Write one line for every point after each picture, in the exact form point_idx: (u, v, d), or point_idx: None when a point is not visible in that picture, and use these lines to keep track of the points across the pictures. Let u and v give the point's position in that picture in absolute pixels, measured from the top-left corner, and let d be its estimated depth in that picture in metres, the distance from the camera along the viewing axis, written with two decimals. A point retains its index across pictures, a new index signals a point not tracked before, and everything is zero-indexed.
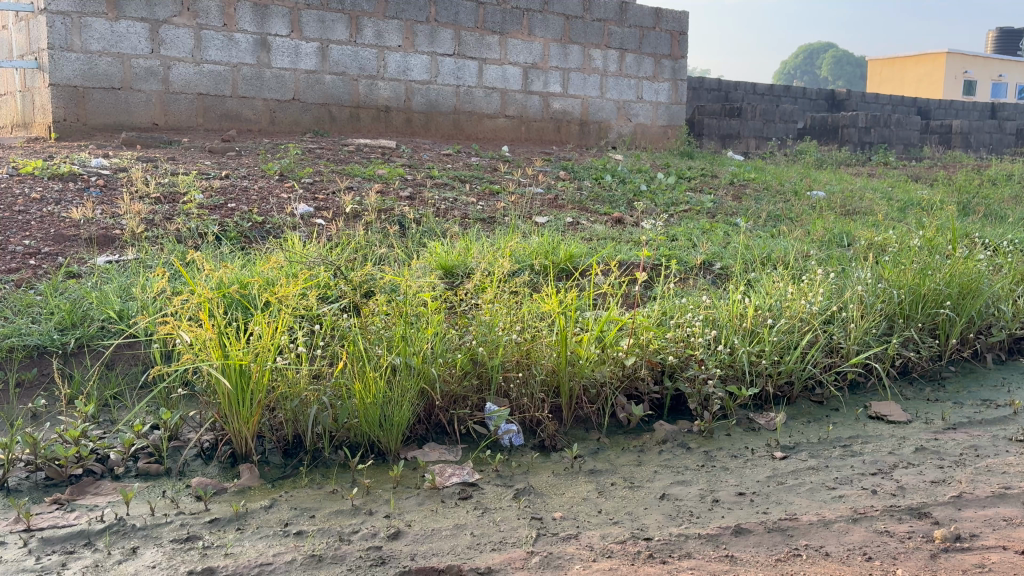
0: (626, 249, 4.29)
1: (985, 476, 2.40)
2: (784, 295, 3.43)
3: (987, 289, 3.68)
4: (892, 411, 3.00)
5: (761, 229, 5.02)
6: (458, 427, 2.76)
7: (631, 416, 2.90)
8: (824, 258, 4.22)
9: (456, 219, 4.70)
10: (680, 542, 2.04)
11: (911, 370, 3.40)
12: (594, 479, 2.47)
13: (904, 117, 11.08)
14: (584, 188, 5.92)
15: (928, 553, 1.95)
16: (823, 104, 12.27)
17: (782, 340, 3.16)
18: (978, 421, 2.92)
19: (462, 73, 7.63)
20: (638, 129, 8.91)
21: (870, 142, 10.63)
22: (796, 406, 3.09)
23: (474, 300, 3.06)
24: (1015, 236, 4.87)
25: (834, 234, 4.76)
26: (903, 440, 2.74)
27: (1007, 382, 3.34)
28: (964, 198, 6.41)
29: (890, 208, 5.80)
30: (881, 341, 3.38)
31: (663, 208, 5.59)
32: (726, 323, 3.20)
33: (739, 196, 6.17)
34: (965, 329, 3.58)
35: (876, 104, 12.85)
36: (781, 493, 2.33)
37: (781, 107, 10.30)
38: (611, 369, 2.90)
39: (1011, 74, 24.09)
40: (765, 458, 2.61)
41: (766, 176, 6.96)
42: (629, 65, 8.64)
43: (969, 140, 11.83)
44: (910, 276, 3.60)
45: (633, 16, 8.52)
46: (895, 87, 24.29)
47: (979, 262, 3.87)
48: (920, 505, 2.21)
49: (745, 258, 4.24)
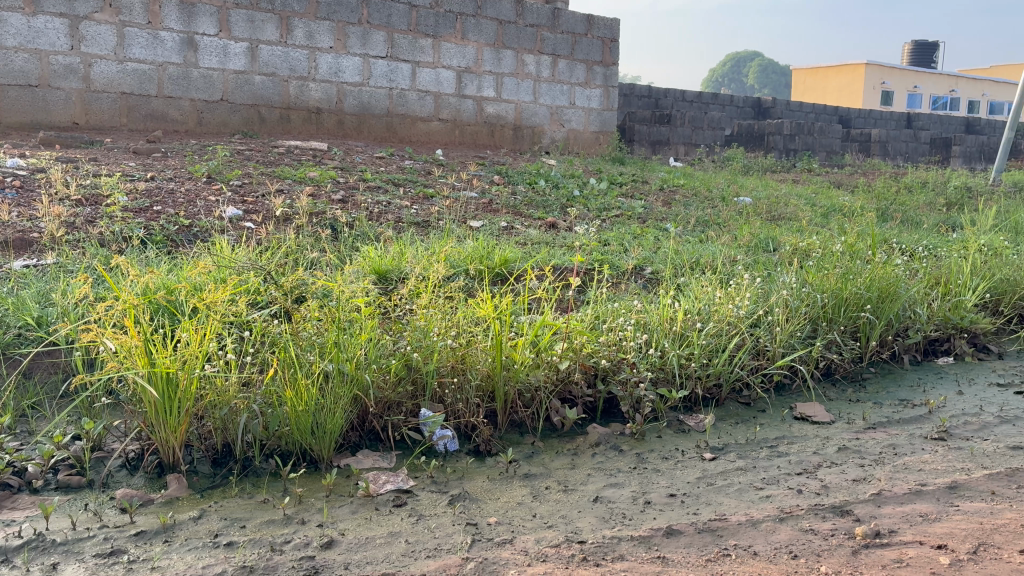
0: (560, 253, 4.33)
1: (903, 473, 2.50)
2: (712, 299, 3.51)
3: (904, 293, 3.82)
4: (816, 412, 3.10)
5: (690, 234, 5.13)
6: (392, 434, 2.74)
7: (565, 419, 2.93)
8: (750, 263, 4.33)
9: (389, 222, 4.68)
10: (613, 545, 2.07)
11: (834, 371, 3.52)
12: (529, 483, 2.49)
13: (826, 125, 11.43)
14: (519, 193, 5.95)
15: (850, 549, 2.00)
16: (750, 112, 12.57)
17: (710, 343, 3.24)
18: (896, 420, 3.03)
19: (395, 75, 7.59)
20: (571, 135, 8.97)
21: (794, 149, 10.93)
22: (724, 408, 3.15)
23: (408, 304, 3.06)
24: (930, 242, 5.08)
25: (760, 238, 4.89)
26: (827, 440, 2.84)
27: (923, 382, 3.49)
28: (882, 205, 6.65)
29: (813, 214, 5.98)
30: (804, 343, 3.49)
31: (596, 213, 5.66)
32: (657, 326, 3.25)
33: (669, 202, 6.26)
34: (884, 331, 3.71)
35: (800, 112, 13.23)
36: (710, 493, 2.39)
37: (710, 115, 10.50)
38: (545, 373, 2.93)
39: (925, 85, 25.07)
40: (695, 459, 2.67)
41: (694, 182, 7.10)
42: (562, 70, 8.70)
43: (887, 148, 12.25)
44: (832, 280, 3.72)
45: (565, 22, 8.58)
46: (818, 96, 25.12)
47: (897, 266, 4.01)
48: (842, 503, 2.29)
49: (675, 262, 4.32)
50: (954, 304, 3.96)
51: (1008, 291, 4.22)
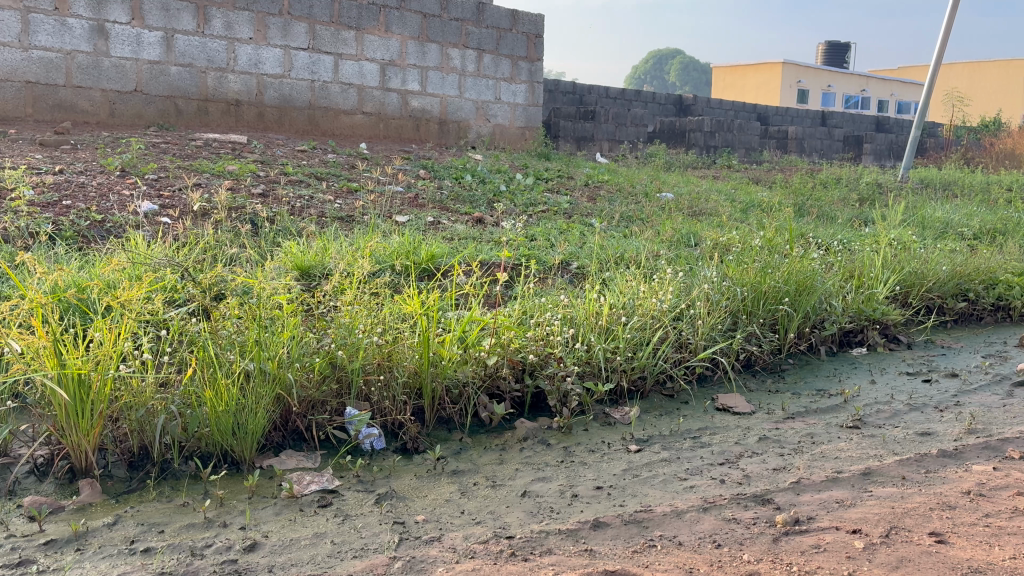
0: (487, 248, 4.32)
1: (820, 461, 2.57)
2: (636, 293, 3.56)
3: (820, 286, 3.93)
4: (737, 403, 3.17)
5: (614, 229, 5.18)
6: (317, 433, 2.69)
7: (493, 415, 2.92)
8: (673, 257, 4.40)
9: (312, 217, 4.59)
10: (541, 539, 2.07)
11: (754, 363, 3.60)
12: (456, 480, 2.48)
13: (745, 123, 11.69)
14: (445, 188, 5.92)
15: (771, 537, 2.05)
16: (672, 109, 12.79)
17: (635, 337, 3.28)
18: (813, 410, 3.12)
19: (317, 67, 7.46)
20: (496, 130, 8.97)
21: (714, 145, 11.16)
22: (649, 400, 3.20)
23: (333, 301, 3.01)
24: (843, 236, 5.25)
25: (683, 234, 4.97)
26: (748, 430, 2.90)
27: (838, 372, 3.60)
28: (799, 200, 6.84)
29: (734, 209, 6.12)
30: (726, 336, 3.57)
31: (522, 208, 5.67)
32: (583, 321, 3.28)
33: (594, 198, 6.32)
34: (801, 323, 3.82)
35: (720, 109, 13.53)
36: (636, 485, 2.42)
37: (633, 111, 10.64)
38: (473, 369, 2.91)
39: (837, 85, 25.91)
40: (621, 452, 2.70)
41: (618, 178, 7.17)
42: (487, 65, 8.69)
43: (803, 145, 12.61)
44: (752, 274, 3.81)
45: (490, 17, 8.56)
46: (737, 94, 25.72)
47: (813, 260, 4.13)
48: (763, 492, 2.34)
49: (600, 257, 4.36)
50: (867, 297, 4.10)
51: (917, 284, 4.39)
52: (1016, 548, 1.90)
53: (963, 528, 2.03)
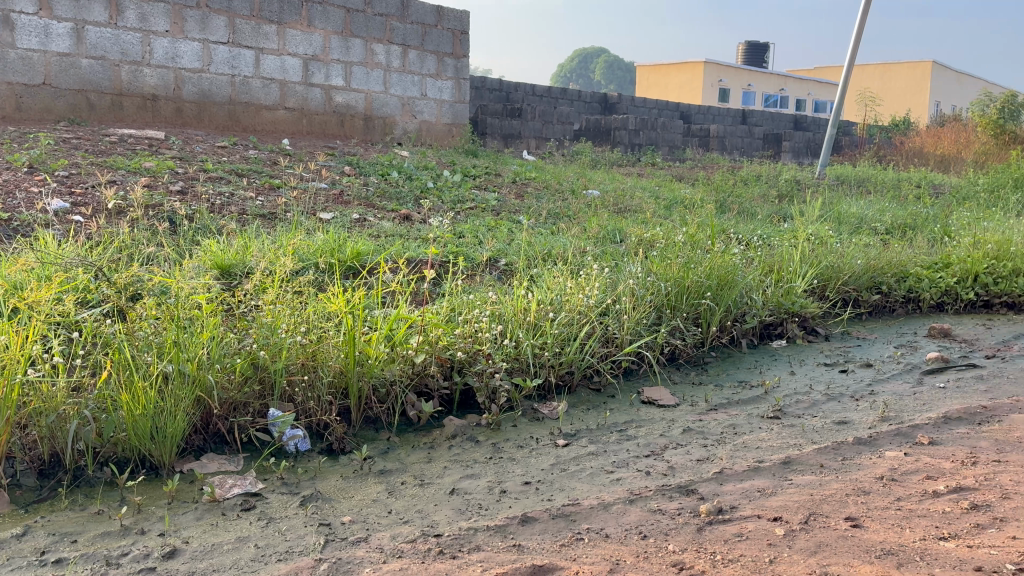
0: (413, 246, 4.29)
1: (742, 451, 2.63)
2: (563, 289, 3.58)
3: (741, 280, 4.02)
4: (662, 395, 3.22)
5: (542, 226, 5.20)
6: (240, 436, 2.62)
7: (421, 413, 2.89)
8: (599, 253, 4.44)
9: (233, 215, 4.48)
10: (469, 536, 2.07)
11: (678, 356, 3.67)
12: (384, 479, 2.45)
13: (669, 121, 11.86)
14: (370, 185, 5.85)
15: (695, 527, 2.09)
16: (597, 107, 12.92)
17: (563, 332, 3.30)
18: (735, 401, 3.20)
19: (237, 62, 7.29)
20: (423, 127, 8.91)
21: (639, 143, 11.29)
22: (576, 395, 3.22)
23: (255, 300, 2.94)
24: (763, 232, 5.38)
25: (608, 230, 5.02)
26: (672, 422, 2.95)
27: (759, 364, 3.69)
28: (721, 197, 6.99)
29: (658, 206, 6.21)
30: (650, 330, 3.62)
31: (449, 205, 5.65)
32: (511, 317, 3.28)
33: (521, 195, 6.33)
34: (724, 317, 3.90)
35: (644, 107, 13.72)
36: (564, 479, 2.43)
37: (559, 109, 10.71)
38: (400, 368, 2.89)
39: (757, 84, 26.56)
40: (549, 446, 2.71)
41: (545, 175, 7.20)
42: (412, 61, 8.62)
43: (725, 142, 12.88)
44: (675, 269, 3.87)
45: (414, 12, 8.50)
46: (661, 92, 26.15)
47: (734, 255, 4.22)
48: (687, 482, 2.38)
49: (528, 253, 4.37)
50: (786, 290, 4.20)
51: (833, 277, 4.53)
52: (926, 529, 1.97)
53: (877, 512, 2.10)
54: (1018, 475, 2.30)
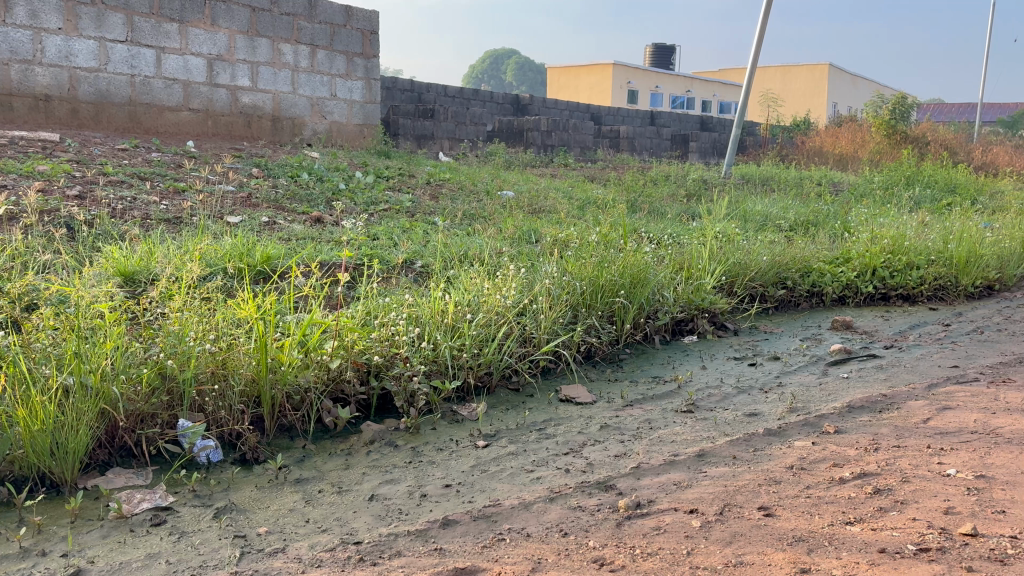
0: (326, 249, 4.22)
1: (658, 446, 2.68)
2: (480, 290, 3.57)
3: (653, 278, 4.10)
4: (579, 393, 3.26)
5: (457, 227, 5.19)
6: (147, 448, 2.53)
7: (338, 419, 2.84)
8: (515, 254, 4.45)
9: (136, 220, 4.32)
10: (390, 542, 2.04)
11: (594, 354, 3.71)
12: (301, 488, 2.40)
13: (579, 122, 11.92)
14: (280, 187, 5.73)
15: (614, 522, 2.11)
16: (509, 108, 12.98)
17: (481, 333, 3.29)
18: (650, 396, 3.26)
19: (136, 61, 7.03)
20: (333, 127, 8.77)
21: (551, 144, 11.34)
22: (495, 395, 3.22)
23: (161, 308, 2.84)
24: (674, 231, 5.49)
25: (523, 231, 5.05)
26: (590, 419, 2.99)
27: (672, 359, 3.77)
28: (632, 197, 7.11)
29: (571, 206, 6.27)
30: (567, 329, 3.65)
31: (363, 207, 5.58)
32: (428, 319, 3.25)
33: (436, 197, 6.31)
34: (637, 314, 3.97)
35: (556, 108, 13.85)
36: (484, 480, 2.43)
37: (471, 110, 10.71)
38: (315, 374, 2.83)
39: (664, 86, 27.13)
40: (468, 448, 2.70)
41: (459, 176, 7.18)
42: (321, 61, 8.48)
43: (634, 143, 13.10)
44: (589, 268, 3.92)
45: (322, 12, 8.37)
46: (571, 94, 26.45)
47: (646, 253, 4.30)
48: (606, 478, 2.41)
49: (443, 255, 4.35)
50: (696, 287, 4.30)
51: (740, 274, 4.66)
52: (833, 515, 2.05)
53: (788, 501, 2.16)
54: (917, 459, 2.42)
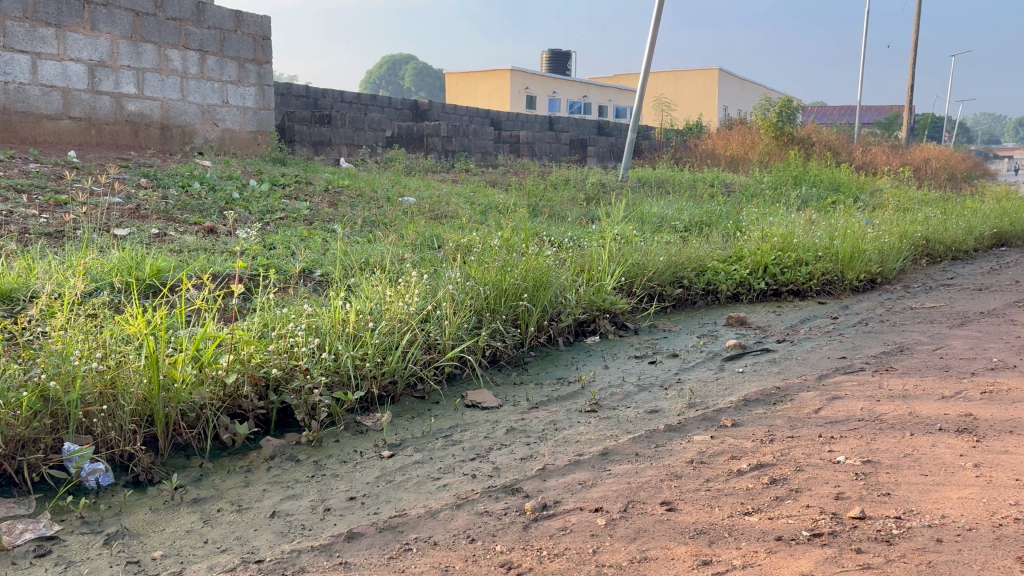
0: (220, 260, 4.10)
1: (563, 446, 2.70)
2: (382, 297, 3.53)
3: (555, 281, 4.14)
4: (484, 398, 3.25)
5: (357, 235, 5.12)
6: (30, 476, 2.39)
7: (236, 436, 2.76)
8: (417, 260, 4.42)
9: (13, 235, 4.10)
10: (293, 559, 1.99)
11: (499, 359, 3.72)
12: (198, 508, 2.32)
13: (479, 128, 11.90)
14: (170, 197, 5.53)
15: (521, 525, 2.12)
16: (408, 114, 12.91)
17: (383, 341, 3.25)
18: (555, 398, 3.28)
19: (10, 67, 6.68)
20: (226, 135, 8.53)
21: (451, 150, 11.32)
22: (400, 404, 3.19)
23: (41, 327, 2.70)
24: (574, 233, 5.57)
25: (425, 236, 5.02)
26: (496, 423, 2.99)
27: (576, 360, 3.82)
28: (533, 201, 7.16)
29: (473, 211, 6.28)
30: (471, 334, 3.64)
31: (258, 216, 5.44)
32: (329, 329, 3.19)
33: (334, 204, 6.21)
34: (541, 317, 3.99)
35: (455, 114, 13.86)
36: (390, 491, 2.40)
37: (369, 116, 10.60)
38: (211, 390, 2.73)
39: (562, 91, 27.49)
40: (373, 459, 2.66)
41: (359, 183, 7.09)
42: (210, 67, 8.24)
43: (534, 148, 13.21)
44: (492, 273, 3.92)
45: (211, 17, 8.15)
46: (470, 99, 26.50)
47: (547, 257, 4.34)
48: (512, 482, 2.42)
49: (343, 263, 4.29)
50: (597, 289, 4.37)
51: (639, 274, 4.76)
52: (732, 506, 2.11)
53: (689, 494, 2.22)
54: (809, 448, 2.51)
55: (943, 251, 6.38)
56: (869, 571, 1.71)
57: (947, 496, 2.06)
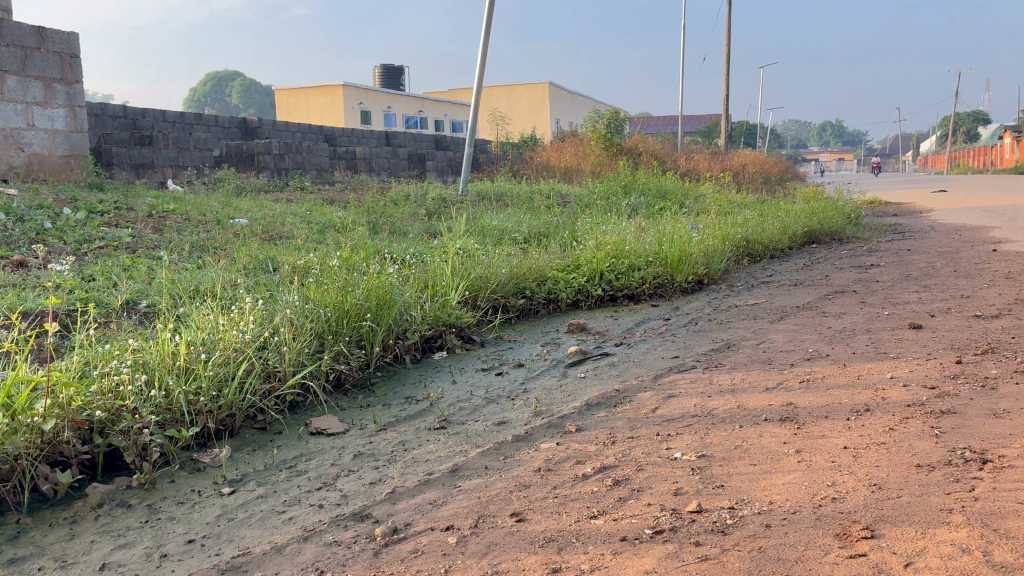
0: (32, 296, 3.80)
1: (412, 467, 2.68)
2: (215, 326, 3.38)
3: (398, 298, 4.11)
4: (330, 424, 3.18)
5: (186, 261, 4.89)
6: None
7: (58, 485, 2.56)
8: (252, 284, 4.27)
9: None
10: None
11: (344, 382, 3.64)
12: (16, 569, 2.13)
13: (313, 144, 11.65)
14: None
15: (371, 551, 2.08)
16: (237, 132, 12.48)
17: (218, 373, 3.11)
18: (403, 418, 3.25)
19: None
20: (33, 160, 7.88)
21: (285, 168, 11.03)
22: (240, 437, 3.06)
23: None
24: (414, 249, 5.55)
25: (259, 259, 4.86)
26: (343, 449, 2.92)
27: (423, 378, 3.80)
28: (372, 218, 7.09)
29: (309, 231, 6.15)
30: (314, 358, 3.54)
31: (75, 245, 5.09)
32: (158, 364, 3.02)
33: (160, 229, 5.90)
34: (385, 336, 3.95)
35: (287, 131, 13.52)
36: (232, 529, 2.30)
37: (194, 135, 10.18)
38: (26, 439, 2.52)
39: (397, 106, 27.38)
40: (213, 497, 2.54)
41: (186, 206, 6.77)
42: (12, 88, 7.65)
43: (371, 164, 13.07)
44: (333, 294, 3.84)
45: (10, 34, 7.59)
46: (302, 116, 25.90)
47: (389, 274, 4.30)
48: (362, 508, 2.37)
49: (172, 292, 4.08)
50: (441, 304, 4.37)
51: (482, 287, 4.80)
52: (579, 511, 2.16)
53: (537, 503, 2.25)
54: (649, 447, 2.61)
55: (761, 250, 6.83)
56: (707, 562, 1.80)
57: (774, 483, 2.20)
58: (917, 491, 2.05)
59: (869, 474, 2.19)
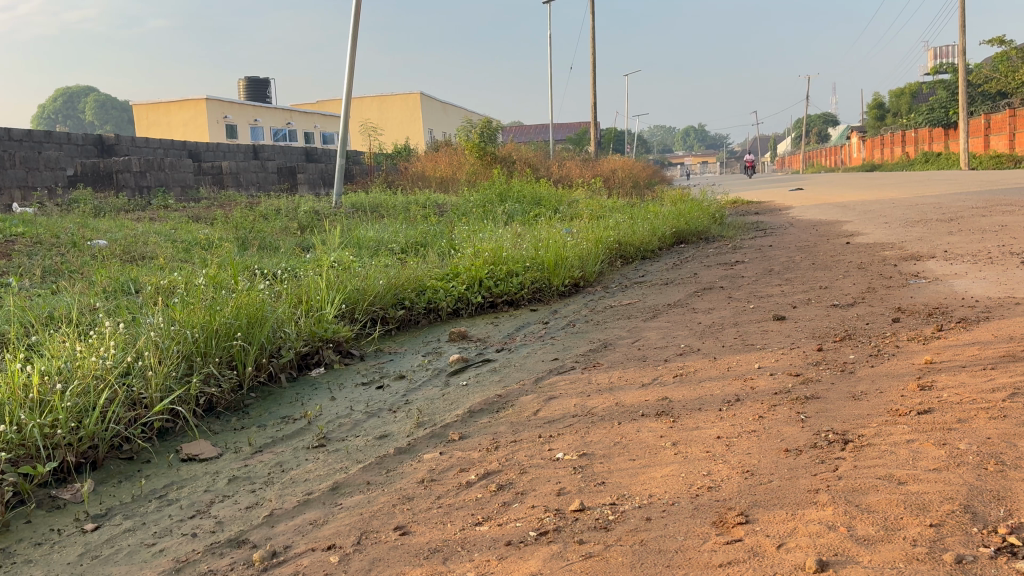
0: None
1: (290, 488, 2.59)
2: (71, 354, 3.18)
3: (270, 315, 3.98)
4: (202, 449, 3.04)
5: (38, 287, 4.60)
6: None
7: None
8: (112, 308, 4.05)
9: None
10: None
11: (215, 405, 3.50)
12: None
13: (177, 160, 11.15)
14: None
15: None
16: (92, 149, 11.85)
17: (77, 403, 2.92)
18: (280, 438, 3.15)
19: None
20: None
21: (146, 185, 10.51)
22: (104, 469, 2.89)
23: None
24: (286, 264, 5.41)
25: (120, 281, 4.62)
26: (216, 474, 2.80)
27: (300, 396, 3.69)
28: (241, 233, 6.87)
29: (174, 250, 5.90)
30: (181, 381, 3.38)
31: None
32: (7, 398, 2.81)
33: (6, 254, 5.52)
34: (258, 355, 3.81)
35: (147, 148, 12.95)
36: (96, 568, 2.16)
37: (43, 154, 9.63)
38: None
39: (265, 118, 26.66)
40: (75, 534, 2.39)
41: (37, 229, 6.37)
42: None
43: (239, 179, 12.67)
44: (200, 314, 3.68)
45: None
46: (164, 131, 24.88)
47: (259, 291, 4.17)
48: (238, 534, 2.27)
49: (22, 319, 3.82)
50: (317, 318, 4.26)
51: (359, 300, 4.72)
52: (464, 519, 2.14)
53: (421, 515, 2.22)
54: (531, 449, 2.63)
55: (633, 252, 7.02)
56: (592, 559, 1.82)
57: (653, 476, 2.25)
58: (786, 474, 2.14)
59: (741, 461, 2.27)
